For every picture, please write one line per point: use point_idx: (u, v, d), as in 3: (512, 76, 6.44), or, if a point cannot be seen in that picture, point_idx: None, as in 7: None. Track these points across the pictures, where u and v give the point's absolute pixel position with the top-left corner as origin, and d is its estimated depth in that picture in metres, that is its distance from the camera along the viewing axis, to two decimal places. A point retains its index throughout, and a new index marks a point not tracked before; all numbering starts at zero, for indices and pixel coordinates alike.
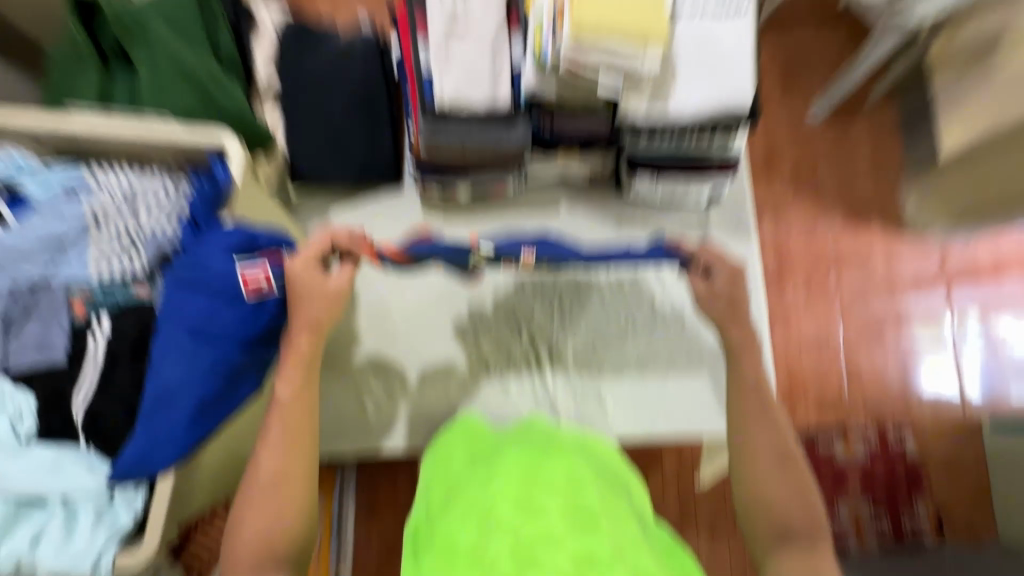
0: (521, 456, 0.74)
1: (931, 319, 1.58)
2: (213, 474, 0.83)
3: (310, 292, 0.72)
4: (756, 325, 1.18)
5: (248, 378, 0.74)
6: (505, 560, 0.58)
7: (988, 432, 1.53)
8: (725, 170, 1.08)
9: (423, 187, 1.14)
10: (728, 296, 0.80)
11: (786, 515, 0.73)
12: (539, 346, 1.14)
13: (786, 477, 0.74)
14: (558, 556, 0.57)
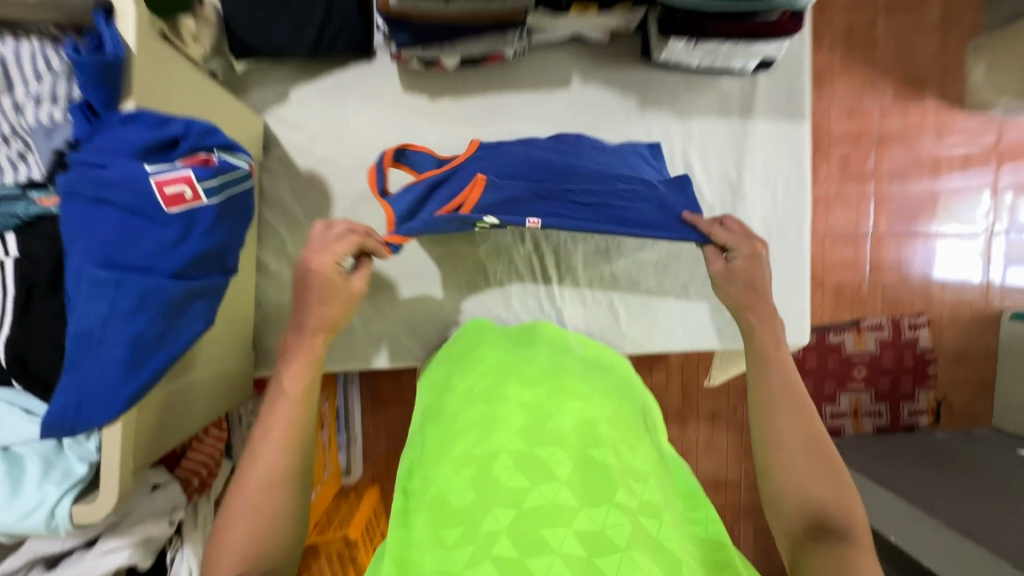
0: (529, 400, 0.68)
1: (904, 207, 1.73)
2: (181, 405, 0.74)
3: (329, 286, 0.70)
4: (794, 224, 1.02)
5: (192, 307, 0.61)
6: (500, 529, 0.53)
7: (935, 302, 1.76)
8: (785, 26, 0.84)
9: (400, 56, 0.91)
10: (745, 280, 0.81)
11: (806, 498, 0.61)
12: (546, 250, 1.01)
13: (815, 461, 0.64)
14: (563, 532, 0.52)
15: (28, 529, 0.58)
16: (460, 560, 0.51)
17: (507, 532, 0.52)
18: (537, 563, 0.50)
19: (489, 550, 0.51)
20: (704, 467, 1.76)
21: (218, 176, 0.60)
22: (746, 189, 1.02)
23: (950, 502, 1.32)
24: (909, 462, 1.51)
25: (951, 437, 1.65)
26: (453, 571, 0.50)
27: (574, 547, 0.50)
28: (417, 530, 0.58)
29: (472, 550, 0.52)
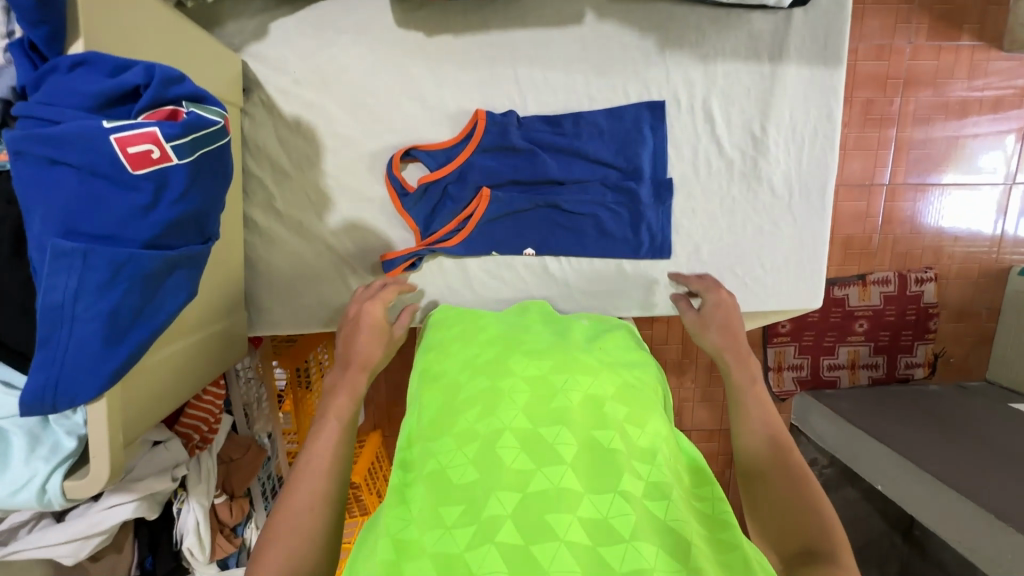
0: (534, 374, 0.66)
1: (926, 155, 1.64)
2: (172, 373, 0.72)
3: (375, 331, 0.78)
4: (819, 182, 0.96)
5: (172, 278, 0.56)
6: (503, 513, 0.51)
7: (945, 256, 1.71)
8: None
9: None
10: (722, 325, 0.81)
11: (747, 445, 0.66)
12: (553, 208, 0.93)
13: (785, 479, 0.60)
14: (568, 518, 0.51)
15: (21, 504, 0.56)
16: (463, 543, 0.50)
17: (510, 516, 0.51)
18: (543, 550, 0.49)
19: (492, 535, 0.50)
20: (698, 417, 1.79)
21: (188, 131, 0.51)
22: (770, 142, 0.94)
23: (942, 455, 1.34)
24: (903, 415, 1.53)
25: (946, 390, 1.66)
26: (455, 555, 0.49)
27: (579, 535, 0.50)
28: (415, 506, 0.56)
29: (474, 533, 0.51)
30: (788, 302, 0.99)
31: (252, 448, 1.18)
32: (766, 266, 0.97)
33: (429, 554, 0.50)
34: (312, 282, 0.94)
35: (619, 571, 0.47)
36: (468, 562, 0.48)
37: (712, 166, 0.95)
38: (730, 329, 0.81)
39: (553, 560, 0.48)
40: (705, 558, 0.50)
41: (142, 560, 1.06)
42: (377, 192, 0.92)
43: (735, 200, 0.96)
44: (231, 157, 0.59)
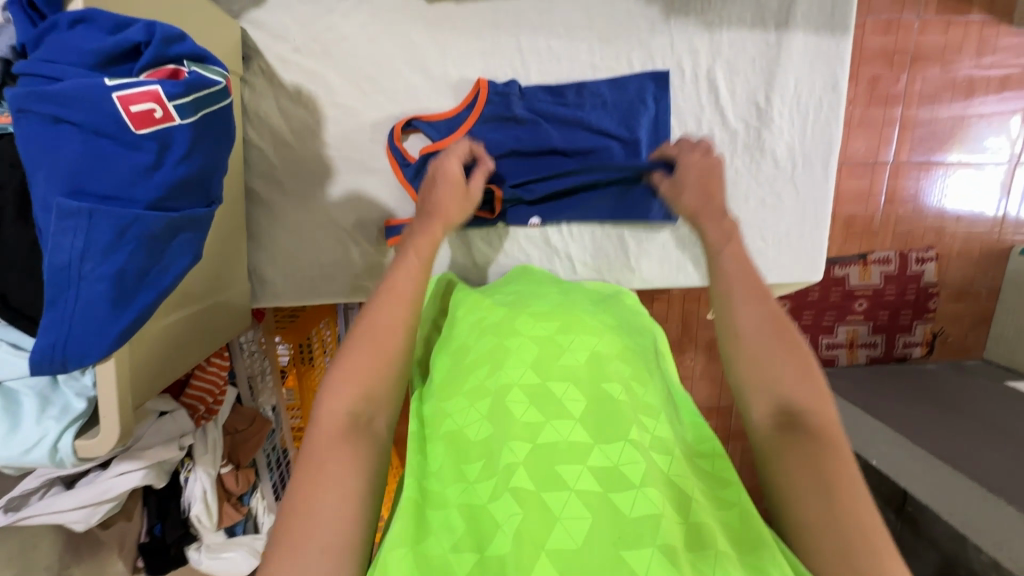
0: (540, 333, 0.67)
1: (930, 134, 1.62)
2: (180, 337, 0.73)
3: (455, 182, 0.77)
4: (823, 152, 0.95)
5: (177, 241, 0.56)
6: (516, 462, 0.53)
7: (948, 236, 1.71)
8: None
9: None
10: (699, 182, 0.76)
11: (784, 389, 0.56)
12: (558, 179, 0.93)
13: (778, 341, 0.59)
14: (578, 470, 0.52)
15: (32, 463, 0.57)
16: (485, 493, 0.53)
17: (523, 464, 0.53)
18: (554, 498, 0.51)
19: (509, 483, 0.52)
20: (698, 395, 1.82)
21: (190, 90, 0.52)
22: (774, 113, 0.93)
23: (936, 431, 1.36)
24: (901, 392, 1.54)
25: (943, 368, 1.68)
26: (479, 505, 0.53)
27: (590, 484, 0.51)
28: (436, 461, 0.60)
29: (494, 483, 0.53)
30: (789, 274, 0.99)
31: (256, 419, 1.19)
32: (768, 237, 0.97)
33: (454, 504, 0.54)
34: (315, 254, 0.94)
35: (629, 516, 0.49)
36: (492, 510, 0.51)
37: (716, 140, 0.94)
38: (710, 186, 0.76)
39: (564, 509, 0.50)
40: (706, 512, 0.53)
41: (151, 527, 1.10)
42: (379, 162, 0.92)
43: (739, 172, 0.95)
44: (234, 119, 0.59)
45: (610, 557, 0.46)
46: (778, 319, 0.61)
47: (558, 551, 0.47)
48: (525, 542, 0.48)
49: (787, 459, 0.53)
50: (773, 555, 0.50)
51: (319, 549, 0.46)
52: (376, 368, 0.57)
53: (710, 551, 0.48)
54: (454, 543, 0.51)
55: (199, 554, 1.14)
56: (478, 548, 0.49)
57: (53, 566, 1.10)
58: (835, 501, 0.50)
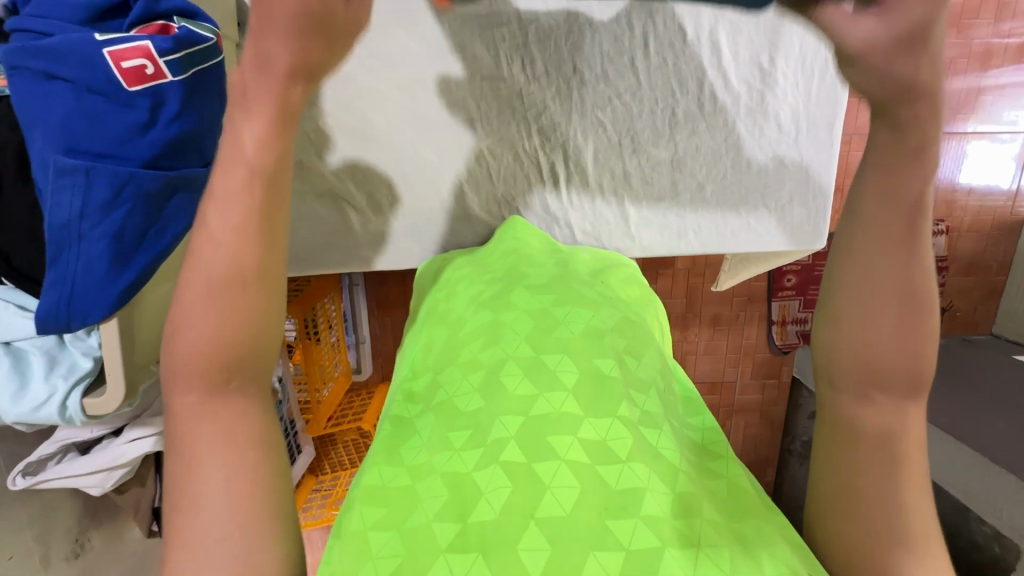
0: (537, 307, 0.70)
1: (945, 103, 1.58)
2: None
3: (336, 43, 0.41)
4: (833, 112, 0.93)
5: (173, 202, 0.55)
6: (508, 437, 0.55)
7: (960, 209, 1.67)
8: None
9: None
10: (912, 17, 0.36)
11: (877, 356, 0.40)
12: (554, 143, 0.94)
13: (898, 315, 0.39)
14: (568, 441, 0.54)
15: (44, 420, 0.59)
16: (470, 462, 0.54)
17: (514, 437, 0.55)
18: (544, 468, 0.52)
19: (497, 456, 0.54)
20: (702, 369, 1.82)
21: (180, 47, 0.51)
22: (778, 75, 0.92)
23: (937, 403, 1.36)
24: None
25: (949, 342, 1.67)
26: (462, 473, 0.54)
27: (579, 455, 0.53)
28: (424, 431, 0.61)
29: (480, 453, 0.55)
30: (791, 239, 0.98)
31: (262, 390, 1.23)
32: (770, 204, 0.97)
33: (439, 471, 0.55)
34: (315, 225, 0.95)
35: (616, 487, 0.51)
36: (475, 479, 0.53)
37: (722, 103, 0.93)
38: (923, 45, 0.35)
39: (554, 478, 0.51)
40: (690, 482, 0.55)
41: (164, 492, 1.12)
42: (376, 128, 0.91)
43: (741, 135, 0.94)
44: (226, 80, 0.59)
45: (597, 526, 0.48)
46: (912, 298, 0.39)
47: (547, 519, 0.49)
48: (512, 513, 0.50)
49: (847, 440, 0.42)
50: (750, 525, 0.53)
51: (222, 532, 0.38)
52: (218, 328, 0.40)
53: (697, 519, 0.50)
54: (437, 510, 0.52)
55: None
56: (459, 519, 0.50)
57: (73, 530, 1.15)
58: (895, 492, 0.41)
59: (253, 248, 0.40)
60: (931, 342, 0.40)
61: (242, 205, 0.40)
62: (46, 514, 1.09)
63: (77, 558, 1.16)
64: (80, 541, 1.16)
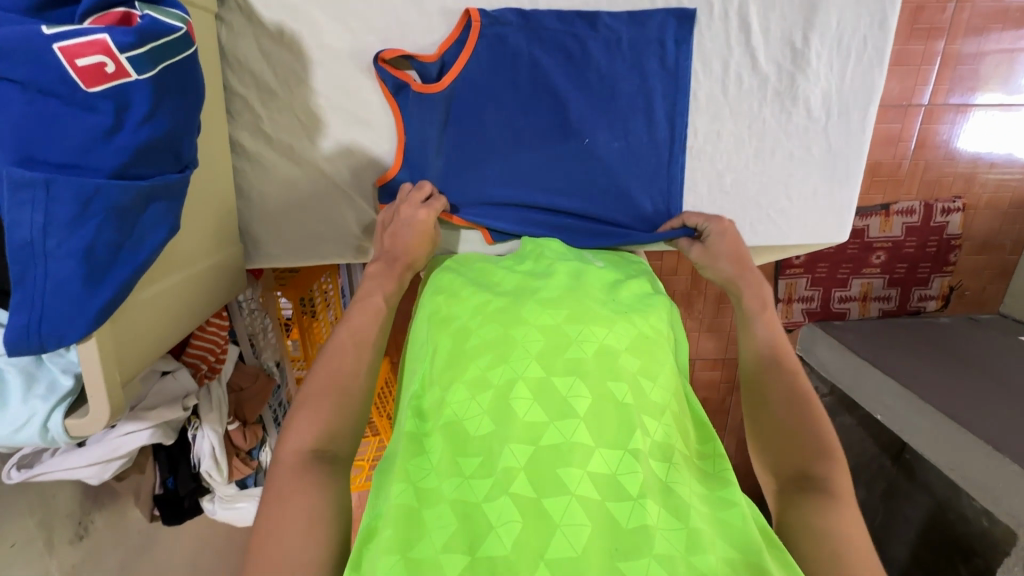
0: (548, 322, 0.68)
1: (973, 70, 1.48)
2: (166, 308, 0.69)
3: (424, 232, 0.81)
4: (866, 97, 0.86)
5: (150, 211, 0.50)
6: (517, 467, 0.54)
7: (979, 184, 1.60)
8: (857, 15, 0.82)
9: (408, 67, 0.84)
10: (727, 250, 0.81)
11: (794, 443, 0.63)
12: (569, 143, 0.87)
13: (799, 416, 0.64)
14: (578, 475, 0.53)
15: (24, 441, 0.56)
16: (480, 492, 0.54)
17: (524, 469, 0.54)
18: (555, 503, 0.52)
19: (507, 488, 0.53)
20: (703, 346, 1.80)
21: (145, 40, 0.45)
22: (811, 55, 0.84)
23: (945, 386, 1.34)
24: (912, 346, 1.51)
25: (955, 321, 1.64)
26: (471, 503, 0.53)
27: (589, 491, 0.52)
28: (434, 455, 0.60)
29: (491, 483, 0.54)
30: (814, 233, 0.93)
31: (259, 377, 1.18)
32: (793, 196, 0.91)
33: (447, 500, 0.54)
34: (310, 214, 0.91)
35: (626, 526, 0.51)
36: (486, 512, 0.52)
37: (748, 84, 0.86)
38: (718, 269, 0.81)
39: (564, 515, 0.51)
40: (702, 518, 0.53)
41: (163, 480, 1.11)
42: (371, 111, 0.86)
43: (765, 123, 0.87)
44: (200, 71, 0.53)
45: (607, 569, 0.47)
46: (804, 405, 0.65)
47: (558, 560, 0.48)
48: (524, 550, 0.49)
49: (796, 508, 0.57)
50: (766, 559, 0.50)
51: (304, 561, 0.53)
52: (336, 406, 0.63)
53: (709, 555, 0.49)
54: (445, 542, 0.51)
55: (213, 505, 1.17)
56: (469, 551, 0.50)
57: (75, 513, 1.15)
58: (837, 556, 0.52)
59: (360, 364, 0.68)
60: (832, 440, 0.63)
61: (355, 348, 0.69)
62: (46, 501, 1.09)
63: (82, 539, 1.17)
64: (83, 523, 1.17)
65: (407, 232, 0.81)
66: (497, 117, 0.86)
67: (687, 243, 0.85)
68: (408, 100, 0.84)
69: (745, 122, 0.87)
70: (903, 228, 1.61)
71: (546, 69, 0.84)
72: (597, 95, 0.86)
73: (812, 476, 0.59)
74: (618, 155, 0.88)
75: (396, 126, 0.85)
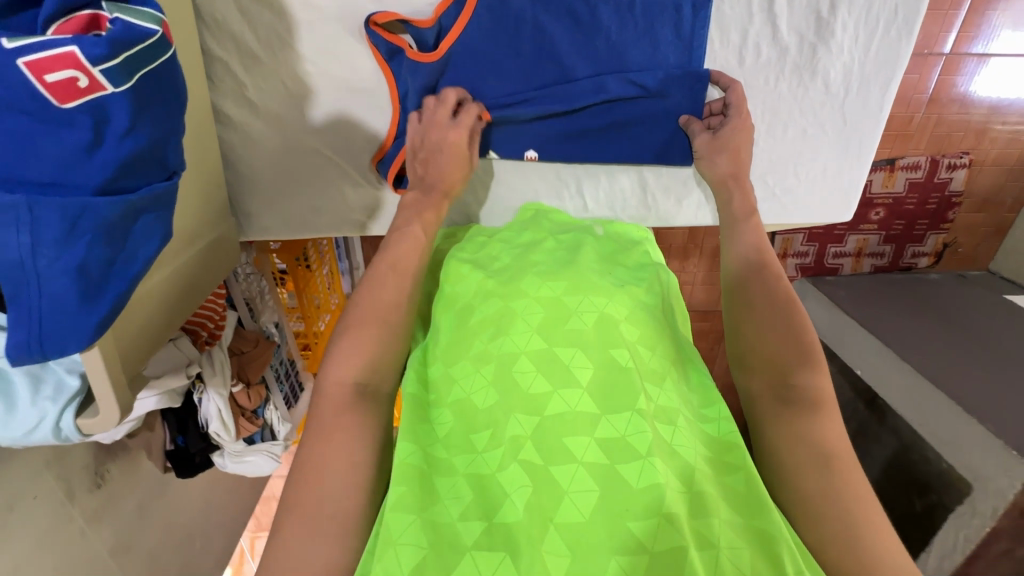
0: (548, 295, 0.70)
1: (1003, 16, 1.39)
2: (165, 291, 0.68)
3: (454, 153, 0.76)
4: (887, 74, 0.81)
5: (139, 223, 0.48)
6: (523, 436, 0.58)
7: (993, 137, 1.55)
8: None
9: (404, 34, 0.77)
10: (733, 155, 0.79)
11: (779, 360, 0.64)
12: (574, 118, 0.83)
13: (784, 328, 0.66)
14: (583, 441, 0.57)
15: (39, 441, 0.57)
16: (491, 464, 0.58)
17: (530, 438, 0.57)
18: (562, 469, 0.55)
19: (515, 455, 0.56)
20: (697, 298, 1.83)
21: (118, 50, 0.40)
22: (836, 25, 0.78)
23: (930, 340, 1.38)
24: (898, 301, 1.53)
25: (944, 278, 1.64)
26: (484, 475, 0.57)
27: (595, 456, 0.56)
28: (440, 427, 0.64)
29: (500, 453, 0.58)
30: (821, 212, 0.91)
31: (260, 341, 1.21)
32: (801, 174, 0.88)
33: (461, 473, 0.58)
34: (301, 184, 0.87)
35: (636, 486, 0.53)
36: (498, 479, 0.56)
37: (768, 56, 0.80)
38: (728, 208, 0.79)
39: (572, 481, 0.54)
40: (707, 481, 0.57)
41: (174, 437, 1.15)
42: (363, 77, 0.80)
43: (781, 98, 0.83)
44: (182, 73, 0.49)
45: (618, 528, 0.50)
46: (785, 314, 0.67)
47: (568, 522, 0.51)
48: (535, 513, 0.52)
49: (784, 430, 0.61)
50: (774, 519, 0.54)
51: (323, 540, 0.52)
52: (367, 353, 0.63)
53: (712, 518, 0.52)
54: (461, 511, 0.55)
55: (223, 459, 1.21)
56: (484, 519, 0.53)
57: (90, 465, 1.20)
58: (833, 472, 0.57)
59: (393, 314, 0.66)
60: (818, 352, 0.65)
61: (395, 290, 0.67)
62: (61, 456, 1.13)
63: (99, 487, 1.23)
64: (100, 473, 1.23)
65: (440, 157, 0.76)
66: (498, 90, 0.81)
67: (698, 127, 0.82)
68: (401, 68, 0.78)
69: (759, 98, 0.83)
70: (908, 185, 1.59)
71: (550, 32, 0.78)
72: (606, 64, 0.80)
73: (790, 387, 0.62)
74: (623, 131, 0.85)
75: (391, 95, 0.80)
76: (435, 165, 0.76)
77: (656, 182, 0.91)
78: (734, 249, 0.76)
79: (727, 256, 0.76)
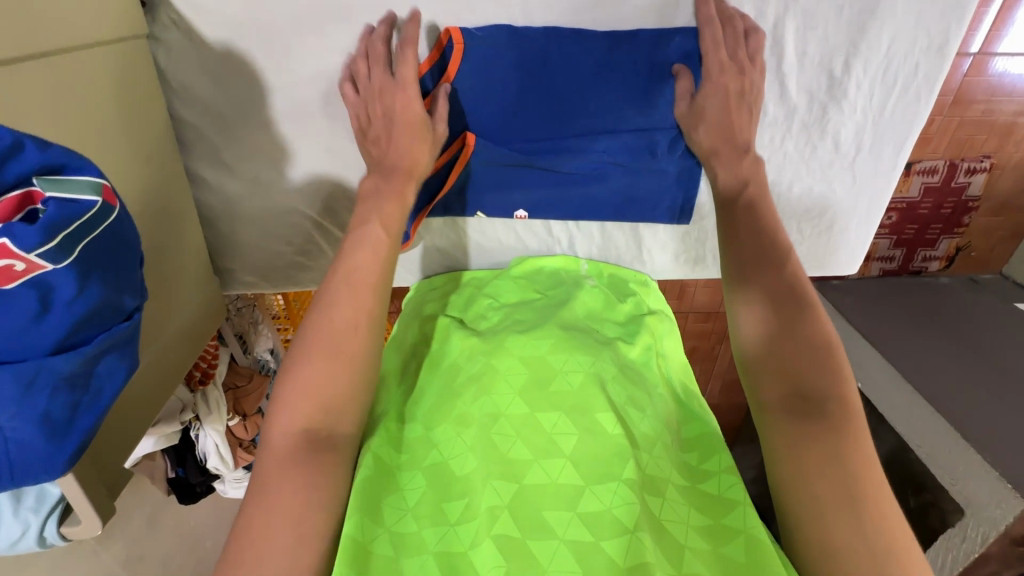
0: (532, 354, 0.68)
1: None
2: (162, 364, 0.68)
3: (408, 123, 0.68)
4: (902, 135, 0.76)
5: (101, 364, 0.48)
6: (500, 506, 0.56)
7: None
8: (913, 42, 0.70)
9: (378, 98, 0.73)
10: None
11: (798, 367, 0.58)
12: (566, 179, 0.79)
13: (800, 335, 0.59)
14: (564, 516, 0.55)
15: (25, 549, 0.58)
16: (466, 539, 0.55)
17: (507, 508, 0.55)
18: (542, 547, 0.53)
19: (490, 529, 0.54)
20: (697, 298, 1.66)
21: (54, 234, 0.41)
22: (850, 84, 0.72)
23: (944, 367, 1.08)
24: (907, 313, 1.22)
25: (955, 282, 1.29)
26: (457, 551, 0.54)
27: (580, 534, 0.53)
28: (410, 494, 0.60)
29: (475, 528, 0.55)
30: (823, 266, 0.88)
31: (255, 375, 1.20)
32: (805, 230, 0.84)
33: (431, 551, 0.55)
34: (275, 237, 0.84)
35: (624, 565, 0.51)
36: (471, 558, 0.53)
37: (772, 116, 0.75)
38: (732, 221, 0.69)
39: (552, 560, 0.52)
40: (700, 560, 0.55)
41: (174, 468, 1.17)
42: (339, 137, 0.76)
43: (787, 156, 0.78)
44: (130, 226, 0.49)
45: None
46: (781, 304, 0.62)
47: None
48: None
49: (801, 457, 0.53)
50: None
51: None
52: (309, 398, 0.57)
53: None
54: None
55: (224, 485, 1.26)
56: None
57: None
58: (863, 520, 0.49)
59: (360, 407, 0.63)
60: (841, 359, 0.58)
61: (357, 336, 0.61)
62: None
63: None
64: None
65: (393, 131, 0.68)
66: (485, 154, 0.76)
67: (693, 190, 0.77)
68: None
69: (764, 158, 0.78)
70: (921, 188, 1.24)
71: (539, 91, 0.72)
72: (599, 125, 0.75)
73: (813, 399, 0.56)
74: (618, 190, 0.81)
75: None
76: (393, 145, 0.68)
77: (653, 238, 0.88)
78: (742, 240, 0.67)
79: (729, 255, 0.68)
